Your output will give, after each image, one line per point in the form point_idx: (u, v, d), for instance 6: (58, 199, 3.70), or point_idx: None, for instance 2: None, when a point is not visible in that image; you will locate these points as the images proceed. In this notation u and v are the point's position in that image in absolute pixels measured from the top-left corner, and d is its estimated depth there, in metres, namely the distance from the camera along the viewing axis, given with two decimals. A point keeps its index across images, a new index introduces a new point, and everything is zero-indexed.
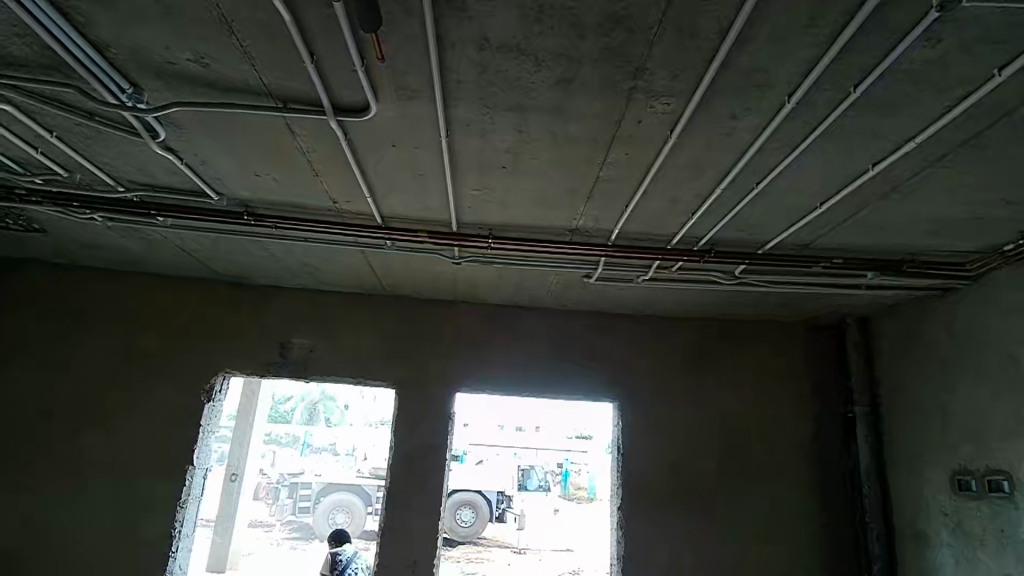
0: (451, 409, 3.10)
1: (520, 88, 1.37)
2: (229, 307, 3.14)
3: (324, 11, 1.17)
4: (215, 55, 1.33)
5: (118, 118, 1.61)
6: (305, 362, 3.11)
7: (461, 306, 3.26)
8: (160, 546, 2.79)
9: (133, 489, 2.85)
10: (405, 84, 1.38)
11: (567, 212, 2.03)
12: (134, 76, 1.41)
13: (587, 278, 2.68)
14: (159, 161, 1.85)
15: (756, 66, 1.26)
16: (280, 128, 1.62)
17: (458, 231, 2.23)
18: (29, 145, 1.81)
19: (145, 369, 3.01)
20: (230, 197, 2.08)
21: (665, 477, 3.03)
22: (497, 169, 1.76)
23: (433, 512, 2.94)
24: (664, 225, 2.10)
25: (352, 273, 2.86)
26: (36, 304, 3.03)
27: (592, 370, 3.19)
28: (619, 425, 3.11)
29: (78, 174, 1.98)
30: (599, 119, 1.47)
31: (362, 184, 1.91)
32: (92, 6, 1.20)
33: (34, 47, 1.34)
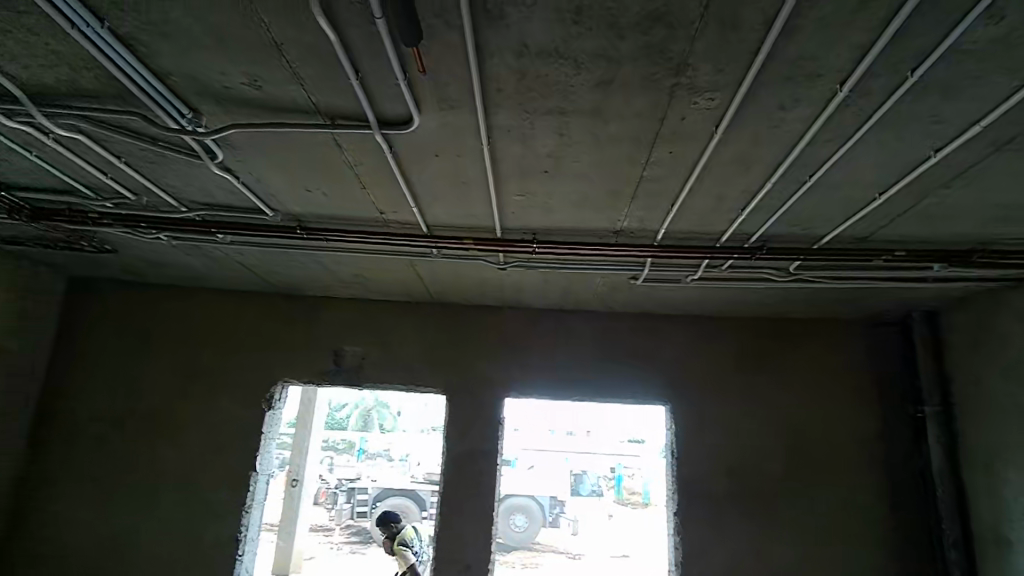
0: (501, 414, 3.11)
1: (560, 92, 1.37)
2: (285, 320, 3.26)
3: (367, 29, 1.21)
4: (267, 77, 1.39)
5: (179, 143, 1.70)
6: (358, 369, 3.20)
7: (505, 311, 3.27)
8: (227, 550, 2.92)
9: (202, 495, 3.00)
10: (447, 95, 1.41)
11: (611, 214, 2.01)
12: (194, 101, 1.50)
13: (634, 280, 2.65)
14: (217, 182, 1.95)
15: (803, 56, 1.22)
16: (328, 143, 1.67)
17: (503, 236, 2.24)
18: (100, 172, 1.92)
19: (210, 379, 3.16)
20: (284, 213, 2.17)
21: (722, 482, 2.95)
22: (539, 173, 1.76)
23: (486, 517, 2.96)
24: (712, 223, 2.05)
25: (399, 281, 2.91)
26: (114, 320, 3.24)
27: (642, 373, 3.14)
28: (673, 428, 3.05)
29: (145, 197, 2.10)
30: (641, 118, 1.45)
31: (407, 195, 1.96)
32: (156, 39, 1.28)
33: (103, 80, 1.43)
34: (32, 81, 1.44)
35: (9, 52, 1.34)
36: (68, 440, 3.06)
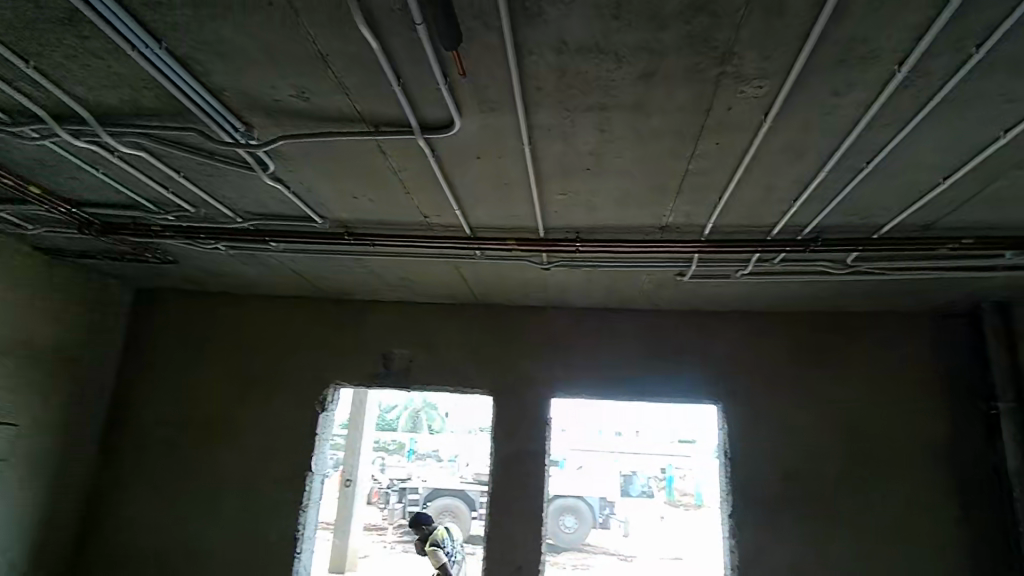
0: (548, 415, 3.10)
1: (601, 87, 1.35)
2: (336, 325, 3.35)
3: (407, 35, 1.23)
4: (313, 88, 1.43)
5: (233, 155, 1.77)
6: (406, 371, 3.25)
7: (549, 311, 3.26)
8: (287, 547, 3.02)
9: (262, 495, 3.11)
10: (487, 97, 1.42)
11: (656, 209, 1.97)
12: (245, 115, 1.56)
13: (681, 277, 2.59)
14: (269, 192, 2.02)
15: (857, 38, 1.16)
16: (373, 151, 1.71)
17: (546, 236, 2.24)
18: (162, 186, 2.02)
19: (267, 383, 3.28)
20: (332, 220, 2.23)
21: (779, 483, 2.85)
22: (581, 171, 1.74)
23: (536, 517, 2.96)
24: (762, 216, 1.99)
25: (444, 283, 2.94)
26: (177, 327, 3.40)
27: (692, 371, 3.07)
28: (725, 428, 2.97)
29: (203, 209, 2.20)
30: (685, 110, 1.42)
31: (450, 198, 1.97)
32: (209, 57, 1.34)
33: (162, 99, 1.50)
34: (98, 103, 1.53)
35: (77, 76, 1.43)
36: (139, 442, 3.24)
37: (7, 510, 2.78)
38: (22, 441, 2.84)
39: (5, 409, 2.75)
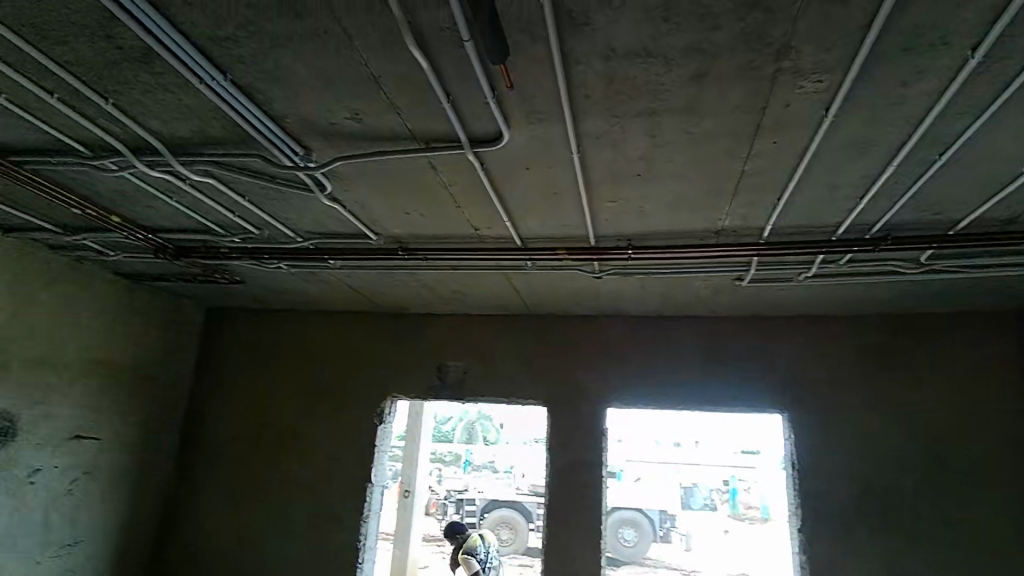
0: (604, 425, 3.05)
1: (651, 92, 1.33)
2: (392, 338, 3.42)
3: (456, 53, 1.25)
4: (367, 110, 1.47)
5: (294, 178, 1.84)
6: (461, 383, 3.28)
7: (602, 320, 3.22)
8: (350, 556, 3.09)
9: (325, 505, 3.20)
10: (535, 108, 1.42)
11: (711, 213, 1.92)
12: (304, 139, 1.62)
13: (739, 282, 2.51)
14: (327, 212, 2.10)
15: (925, 25, 1.10)
16: (425, 167, 1.75)
17: (597, 245, 2.22)
18: (228, 210, 2.13)
19: (328, 396, 3.38)
20: (386, 237, 2.29)
21: (852, 496, 2.71)
22: (632, 177, 1.72)
23: (594, 530, 2.91)
24: (825, 215, 1.90)
25: (496, 294, 2.96)
26: (244, 344, 3.56)
27: (755, 379, 2.95)
28: (792, 438, 2.84)
29: (266, 231, 2.30)
30: (739, 110, 1.38)
31: (500, 210, 1.99)
32: (270, 86, 1.40)
33: (228, 127, 1.58)
34: (171, 135, 1.63)
35: (152, 111, 1.52)
36: (212, 454, 3.40)
37: (93, 519, 2.96)
38: (106, 454, 3.03)
39: (91, 424, 2.94)
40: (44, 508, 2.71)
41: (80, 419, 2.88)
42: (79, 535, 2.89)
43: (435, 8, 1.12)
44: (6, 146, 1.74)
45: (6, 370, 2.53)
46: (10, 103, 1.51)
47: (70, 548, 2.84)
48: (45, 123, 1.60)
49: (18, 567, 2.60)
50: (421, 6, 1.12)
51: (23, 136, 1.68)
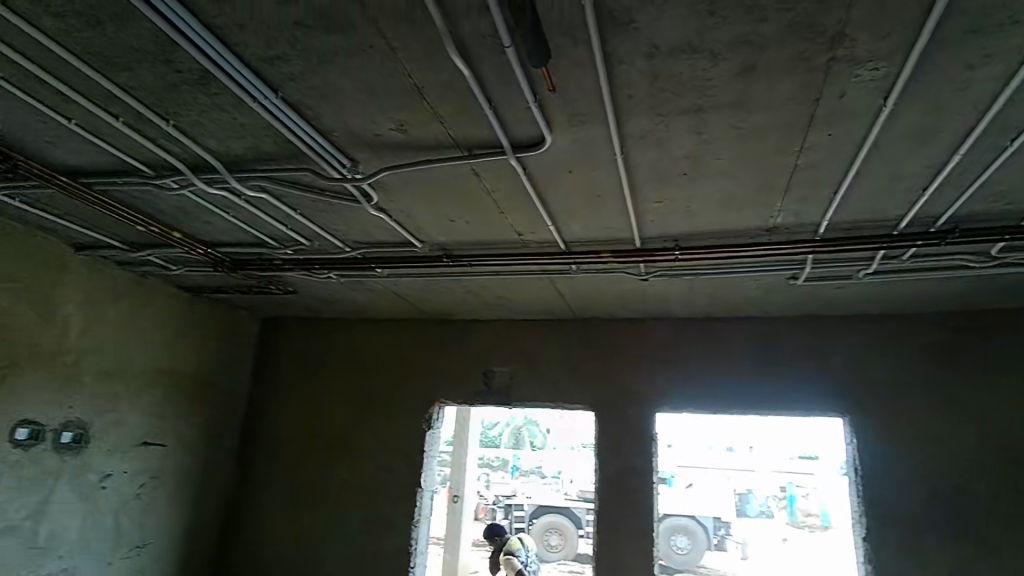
0: (654, 430, 2.99)
1: (697, 88, 1.30)
2: (439, 344, 3.46)
3: (497, 59, 1.25)
4: (411, 120, 1.50)
5: (342, 190, 1.89)
6: (507, 389, 3.28)
7: (649, 322, 3.16)
8: (402, 560, 3.14)
9: (376, 509, 3.26)
10: (577, 110, 1.41)
11: (762, 211, 1.86)
12: (350, 151, 1.66)
13: (793, 281, 2.42)
14: (373, 223, 2.14)
15: (994, 4, 1.03)
16: (468, 174, 1.76)
17: (643, 246, 2.18)
18: (281, 223, 2.20)
19: (377, 403, 3.44)
20: (431, 244, 2.31)
21: (922, 504, 2.56)
22: (678, 176, 1.68)
23: (646, 537, 2.85)
24: (885, 208, 1.81)
25: (540, 299, 2.95)
26: (297, 352, 3.67)
27: (812, 381, 2.83)
28: (854, 443, 2.71)
29: (317, 242, 2.36)
30: (791, 102, 1.32)
31: (544, 214, 1.98)
32: (317, 101, 1.44)
33: (279, 143, 1.64)
34: (226, 152, 1.70)
35: (209, 130, 1.59)
36: (269, 458, 3.52)
37: (160, 522, 3.10)
38: (171, 459, 3.17)
39: (157, 431, 3.08)
40: (115, 511, 2.86)
41: (147, 426, 3.03)
42: (147, 538, 3.02)
43: (476, 17, 1.13)
44: (77, 169, 1.85)
45: (80, 381, 2.68)
46: (82, 129, 1.61)
47: (139, 549, 2.98)
48: (112, 146, 1.70)
49: (93, 568, 2.74)
50: (463, 16, 1.13)
51: (92, 159, 1.78)
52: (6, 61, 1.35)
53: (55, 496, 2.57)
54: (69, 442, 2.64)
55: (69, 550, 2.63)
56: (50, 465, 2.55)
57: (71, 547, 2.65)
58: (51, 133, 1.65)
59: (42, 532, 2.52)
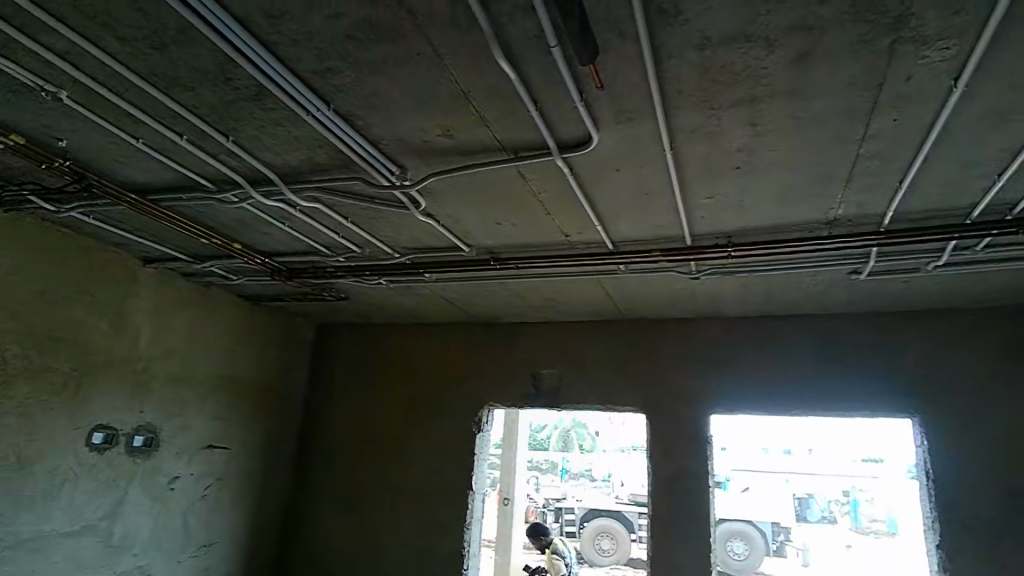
0: (707, 432, 2.91)
1: (750, 78, 1.25)
2: (486, 347, 3.47)
3: (543, 60, 1.24)
4: (458, 125, 1.51)
5: (391, 198, 1.92)
6: (556, 391, 3.26)
7: (700, 321, 3.08)
8: (455, 562, 3.16)
9: (429, 512, 3.29)
10: (625, 107, 1.39)
11: (822, 203, 1.78)
12: (399, 158, 1.69)
13: (855, 275, 2.31)
14: (422, 228, 2.17)
15: None
16: (515, 176, 1.76)
17: (694, 244, 2.12)
18: (333, 232, 2.26)
19: (428, 406, 3.49)
20: (478, 248, 2.33)
21: (1004, 510, 2.39)
22: (731, 171, 1.63)
23: (703, 543, 2.77)
24: (957, 195, 1.70)
25: (588, 300, 2.91)
26: (350, 357, 3.76)
27: (878, 380, 2.69)
28: (925, 445, 2.56)
29: (367, 249, 2.41)
30: (852, 88, 1.26)
31: (591, 215, 1.96)
32: (367, 111, 1.47)
33: (331, 154, 1.68)
34: (282, 165, 1.75)
35: (266, 144, 1.65)
36: (325, 460, 3.62)
37: (225, 523, 3.22)
38: (234, 462, 3.29)
39: (221, 435, 3.21)
40: (183, 512, 2.99)
41: (211, 431, 3.16)
42: (213, 537, 3.15)
43: (522, 19, 1.13)
44: (146, 187, 1.95)
45: (149, 388, 2.82)
46: (149, 147, 1.69)
47: (206, 548, 3.11)
48: (177, 163, 1.78)
49: (164, 566, 2.87)
50: (508, 19, 1.13)
51: (159, 176, 1.87)
52: (80, 86, 1.43)
53: (129, 498, 2.72)
54: (141, 445, 2.78)
55: (141, 548, 2.77)
56: (124, 467, 2.69)
57: (143, 546, 2.79)
58: (122, 153, 1.74)
59: (117, 531, 2.66)
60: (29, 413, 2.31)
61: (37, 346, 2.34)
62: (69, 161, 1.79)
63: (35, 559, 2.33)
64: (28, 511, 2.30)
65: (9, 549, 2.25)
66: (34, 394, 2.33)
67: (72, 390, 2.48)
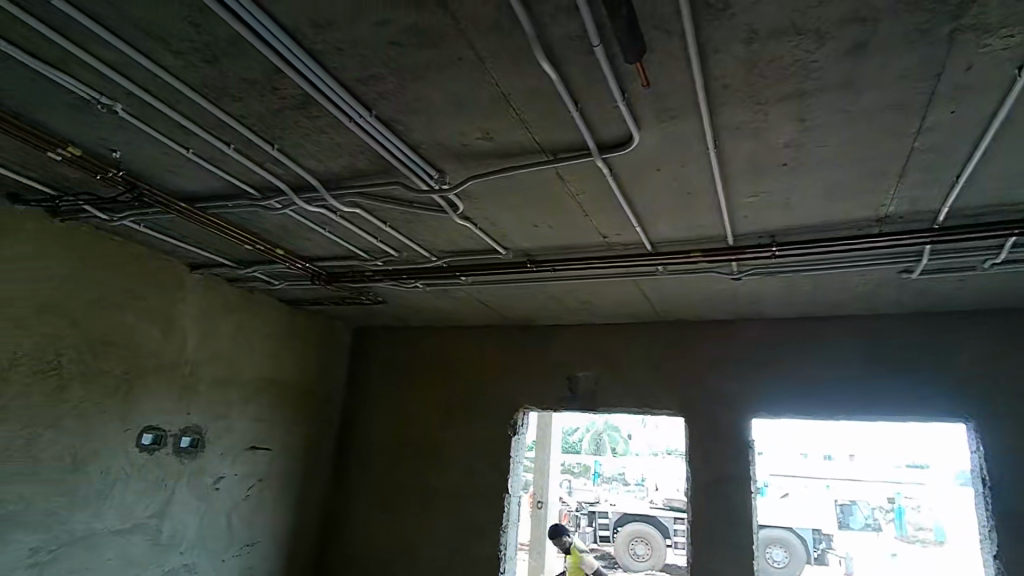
0: (748, 437, 2.84)
1: (799, 71, 1.22)
2: (521, 350, 3.47)
3: (584, 60, 1.23)
4: (498, 128, 1.51)
5: (429, 202, 1.94)
6: (592, 394, 3.23)
7: (740, 323, 3.01)
8: (492, 565, 3.15)
9: (465, 514, 3.30)
10: (668, 105, 1.37)
11: (872, 199, 1.72)
12: (439, 162, 1.70)
13: (906, 274, 2.23)
14: (459, 231, 2.18)
15: None
16: (554, 178, 1.75)
17: (736, 244, 2.08)
18: (372, 236, 2.28)
19: (463, 408, 3.50)
20: (515, 250, 2.33)
21: None
22: (776, 168, 1.59)
23: (745, 551, 2.71)
24: (1018, 189, 1.62)
25: (625, 302, 2.88)
26: (386, 360, 3.81)
27: (929, 384, 2.59)
28: (980, 451, 2.45)
29: (405, 253, 2.43)
30: (907, 79, 1.22)
31: (630, 216, 1.94)
32: (408, 116, 1.48)
33: (372, 159, 1.70)
34: (324, 172, 1.78)
35: (309, 151, 1.68)
36: (362, 462, 3.66)
37: (267, 523, 3.29)
38: (276, 463, 3.36)
39: (263, 437, 3.28)
40: (227, 511, 3.06)
41: (254, 432, 3.23)
42: (256, 537, 3.21)
43: (565, 19, 1.12)
44: (194, 195, 2.00)
45: (196, 390, 2.90)
46: (198, 157, 1.74)
47: (249, 547, 3.17)
48: (224, 171, 1.82)
49: (209, 565, 2.94)
50: (551, 20, 1.12)
51: (207, 185, 1.93)
52: (133, 98, 1.48)
53: (176, 497, 2.79)
54: (187, 446, 2.86)
55: (188, 547, 2.85)
56: (171, 468, 2.77)
57: (190, 544, 2.86)
58: (172, 162, 1.80)
59: (165, 530, 2.74)
60: (83, 415, 2.40)
61: (90, 350, 2.43)
62: (122, 171, 1.86)
63: (89, 556, 2.41)
64: (82, 509, 2.39)
65: (65, 546, 2.33)
66: (88, 397, 2.42)
67: (123, 393, 2.56)
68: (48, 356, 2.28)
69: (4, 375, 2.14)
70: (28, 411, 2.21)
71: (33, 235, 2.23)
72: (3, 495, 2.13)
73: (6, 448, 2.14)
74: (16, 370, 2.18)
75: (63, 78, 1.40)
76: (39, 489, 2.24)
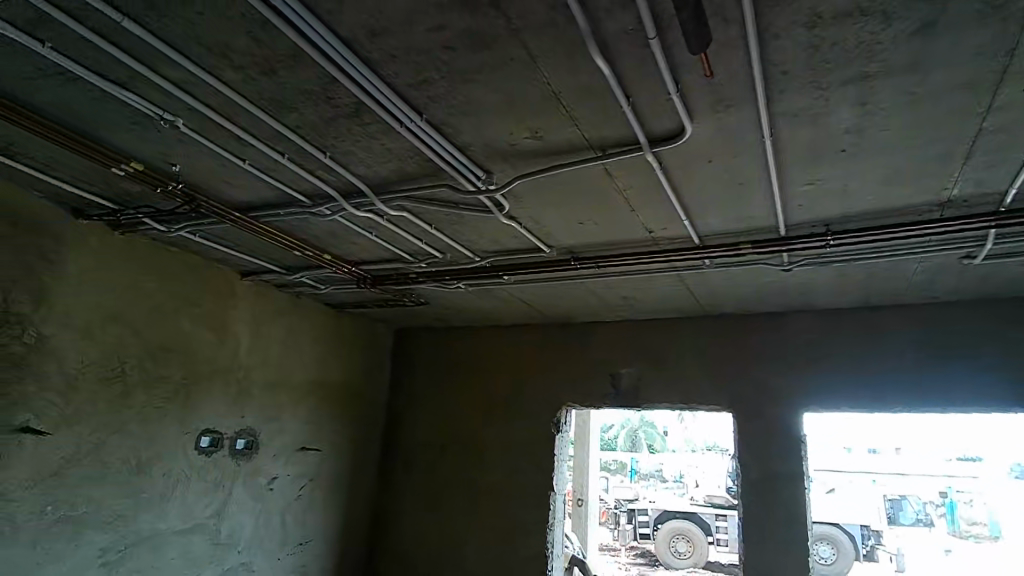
0: (800, 432, 2.78)
1: (864, 54, 1.18)
2: (561, 347, 3.47)
3: (638, 54, 1.22)
4: (547, 127, 1.51)
5: (475, 203, 1.95)
6: (635, 390, 3.21)
7: (789, 315, 2.95)
8: (540, 564, 3.16)
9: (511, 513, 3.31)
10: (722, 95, 1.35)
11: (934, 183, 1.66)
12: (486, 163, 1.70)
13: (969, 260, 2.15)
14: (504, 231, 2.19)
15: None
16: (601, 174, 1.74)
17: (787, 235, 2.04)
18: (417, 239, 2.31)
19: (505, 407, 3.52)
20: (559, 248, 2.32)
21: None
22: (835, 154, 1.55)
23: (799, 548, 2.65)
24: None
25: (669, 297, 2.85)
26: (427, 361, 3.85)
27: (992, 373, 2.49)
28: None
29: (449, 254, 2.45)
30: (978, 58, 1.17)
31: (678, 210, 1.92)
32: (459, 119, 1.49)
33: (421, 163, 1.71)
34: (373, 177, 1.81)
35: (360, 158, 1.71)
36: (407, 462, 3.71)
37: (318, 522, 3.35)
38: (325, 464, 3.43)
39: (313, 438, 3.35)
40: (281, 511, 3.14)
41: (305, 434, 3.30)
42: (308, 536, 3.28)
43: (620, 14, 1.11)
44: (248, 205, 2.06)
45: (249, 394, 2.98)
46: (254, 167, 1.79)
47: (302, 546, 3.24)
48: (277, 180, 1.86)
49: (265, 563, 3.02)
50: (606, 15, 1.12)
51: (260, 194, 1.97)
52: (193, 112, 1.52)
53: (233, 498, 2.87)
54: (242, 448, 2.94)
55: (245, 546, 2.92)
56: (228, 469, 2.85)
57: (246, 544, 2.94)
58: (228, 173, 1.84)
59: (224, 530, 2.82)
60: (146, 420, 2.49)
61: (151, 358, 2.52)
62: (181, 184, 1.93)
63: (154, 556, 2.50)
64: (147, 511, 2.47)
65: (132, 546, 2.42)
66: (150, 402, 2.51)
67: (182, 398, 2.65)
68: (112, 364, 2.37)
69: (73, 383, 2.23)
70: (95, 417, 2.30)
71: (96, 249, 2.32)
72: (75, 498, 2.22)
73: (76, 452, 2.23)
74: (84, 377, 2.27)
75: (129, 96, 1.45)
76: (107, 492, 2.33)
